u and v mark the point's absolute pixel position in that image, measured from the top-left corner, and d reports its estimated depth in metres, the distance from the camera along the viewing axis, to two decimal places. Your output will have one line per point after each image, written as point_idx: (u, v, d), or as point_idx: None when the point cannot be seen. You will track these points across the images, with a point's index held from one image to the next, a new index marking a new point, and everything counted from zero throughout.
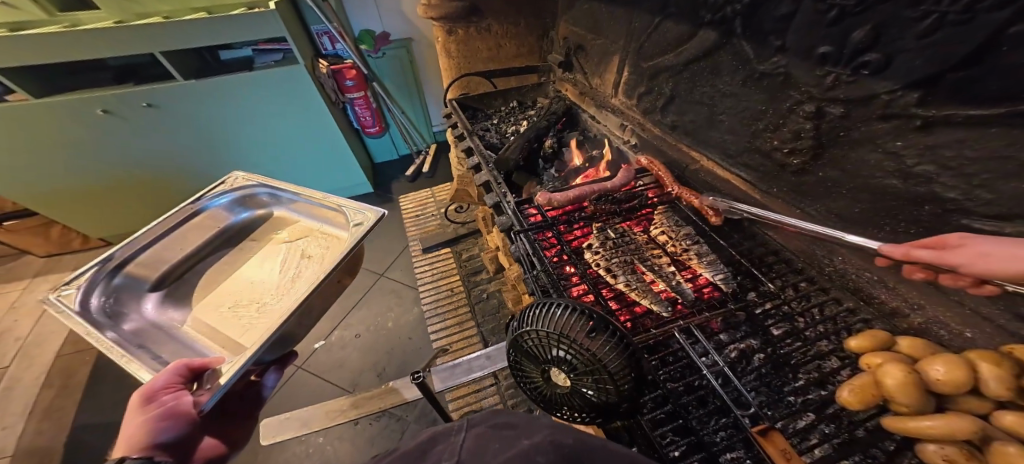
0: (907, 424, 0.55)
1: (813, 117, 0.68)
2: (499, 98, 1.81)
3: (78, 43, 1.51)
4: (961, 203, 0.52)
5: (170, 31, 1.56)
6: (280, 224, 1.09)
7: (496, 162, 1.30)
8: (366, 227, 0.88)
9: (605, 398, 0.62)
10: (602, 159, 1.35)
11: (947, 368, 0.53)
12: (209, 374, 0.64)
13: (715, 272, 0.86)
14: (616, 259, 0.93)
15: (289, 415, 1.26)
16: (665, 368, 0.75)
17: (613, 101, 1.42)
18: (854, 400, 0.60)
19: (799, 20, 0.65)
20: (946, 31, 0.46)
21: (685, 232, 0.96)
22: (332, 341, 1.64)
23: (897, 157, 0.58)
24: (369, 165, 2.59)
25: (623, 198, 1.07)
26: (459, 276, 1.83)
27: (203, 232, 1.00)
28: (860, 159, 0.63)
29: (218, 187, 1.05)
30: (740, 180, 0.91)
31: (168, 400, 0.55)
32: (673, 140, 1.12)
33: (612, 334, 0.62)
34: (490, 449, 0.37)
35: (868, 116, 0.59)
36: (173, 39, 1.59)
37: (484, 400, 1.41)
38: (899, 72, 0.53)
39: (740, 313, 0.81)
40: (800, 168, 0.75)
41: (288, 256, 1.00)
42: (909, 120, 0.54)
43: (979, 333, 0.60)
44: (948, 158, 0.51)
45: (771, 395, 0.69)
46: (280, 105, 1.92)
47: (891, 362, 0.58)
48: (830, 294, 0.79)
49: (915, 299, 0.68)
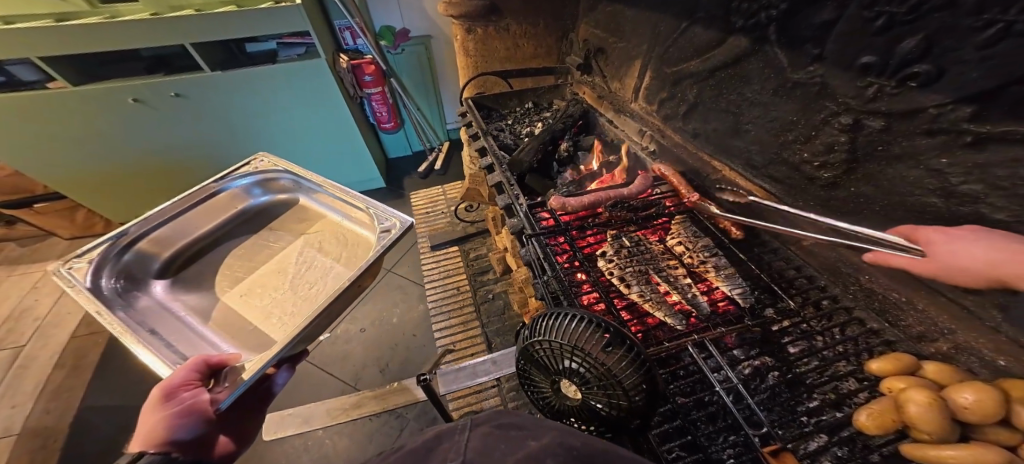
0: (926, 451, 0.52)
1: (849, 129, 0.65)
2: (514, 98, 1.79)
3: (113, 33, 1.53)
4: (1010, 225, 0.49)
5: (201, 23, 1.58)
6: (299, 213, 1.09)
7: (510, 163, 1.29)
8: (393, 236, 0.88)
9: (615, 413, 0.60)
10: (618, 164, 1.32)
11: (976, 395, 0.50)
12: (227, 372, 0.65)
13: (733, 286, 0.83)
14: (631, 268, 0.90)
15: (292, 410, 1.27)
16: (676, 382, 0.73)
17: (632, 106, 1.40)
18: (871, 424, 0.58)
19: (841, 28, 0.63)
20: (1010, 42, 0.43)
21: (703, 243, 0.93)
22: (337, 334, 1.64)
23: (940, 175, 0.55)
24: (383, 160, 2.60)
25: (639, 206, 1.03)
26: (466, 275, 1.82)
27: (222, 212, 1.02)
28: (898, 175, 0.61)
29: (241, 168, 1.06)
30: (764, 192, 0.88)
31: (186, 398, 0.57)
32: (693, 148, 1.09)
33: (628, 349, 0.59)
34: (498, 450, 0.37)
35: (912, 130, 0.57)
36: (205, 32, 1.61)
37: (485, 401, 1.40)
38: (950, 85, 0.50)
39: (757, 330, 0.77)
40: (831, 182, 0.73)
41: (305, 248, 1.00)
42: (959, 136, 0.51)
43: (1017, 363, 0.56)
44: (998, 178, 0.49)
45: (783, 414, 0.66)
46: (298, 98, 1.93)
47: (916, 387, 0.56)
48: (853, 314, 0.75)
49: (946, 324, 0.63)
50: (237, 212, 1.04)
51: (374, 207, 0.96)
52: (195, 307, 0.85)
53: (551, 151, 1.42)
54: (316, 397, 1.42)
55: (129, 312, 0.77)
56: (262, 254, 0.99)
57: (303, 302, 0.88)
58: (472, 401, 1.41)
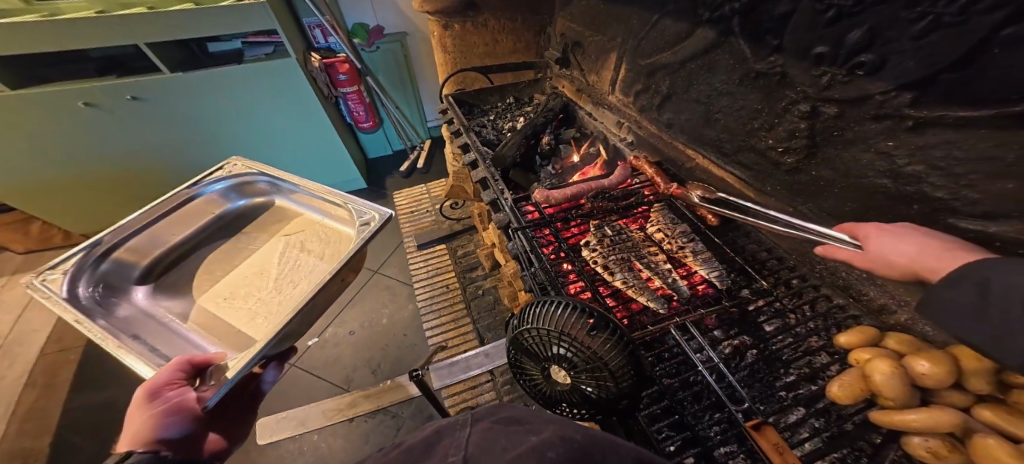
0: (892, 417, 0.57)
1: (808, 116, 0.69)
2: (495, 93, 1.79)
3: (55, 32, 1.45)
4: (948, 202, 0.54)
5: (152, 21, 1.51)
6: (277, 213, 1.07)
7: (494, 158, 1.29)
8: (373, 228, 0.88)
9: (604, 395, 0.62)
10: (600, 155, 1.35)
11: (932, 362, 0.55)
12: (213, 370, 0.64)
13: (711, 269, 0.86)
14: (614, 256, 0.93)
15: (285, 415, 1.25)
16: (660, 364, 0.76)
17: (610, 98, 1.42)
18: (843, 395, 0.62)
19: (797, 20, 0.66)
20: (940, 33, 0.47)
21: (681, 229, 0.97)
22: (326, 337, 1.63)
23: (888, 157, 0.59)
24: (363, 160, 2.56)
25: (620, 196, 1.06)
26: (455, 273, 1.82)
27: (200, 217, 1.00)
28: (852, 158, 0.65)
29: (214, 173, 1.04)
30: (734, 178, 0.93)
31: (173, 396, 0.55)
32: (668, 138, 1.13)
33: (612, 332, 0.62)
34: (498, 446, 0.35)
35: (862, 116, 0.60)
36: (156, 31, 1.54)
37: (480, 396, 1.42)
38: (893, 73, 0.54)
39: (735, 311, 0.81)
40: (794, 167, 0.77)
41: (286, 249, 0.98)
42: (901, 121, 0.55)
43: None
44: (937, 158, 0.53)
45: (763, 390, 0.70)
46: (267, 98, 1.88)
47: (879, 356, 0.61)
48: (820, 291, 0.80)
49: (903, 296, 0.68)
50: (215, 217, 1.03)
51: (352, 202, 0.96)
52: (179, 313, 0.83)
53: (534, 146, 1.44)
54: (307, 399, 1.42)
55: (110, 319, 0.75)
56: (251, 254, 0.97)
57: (289, 301, 0.87)
58: (466, 397, 1.43)
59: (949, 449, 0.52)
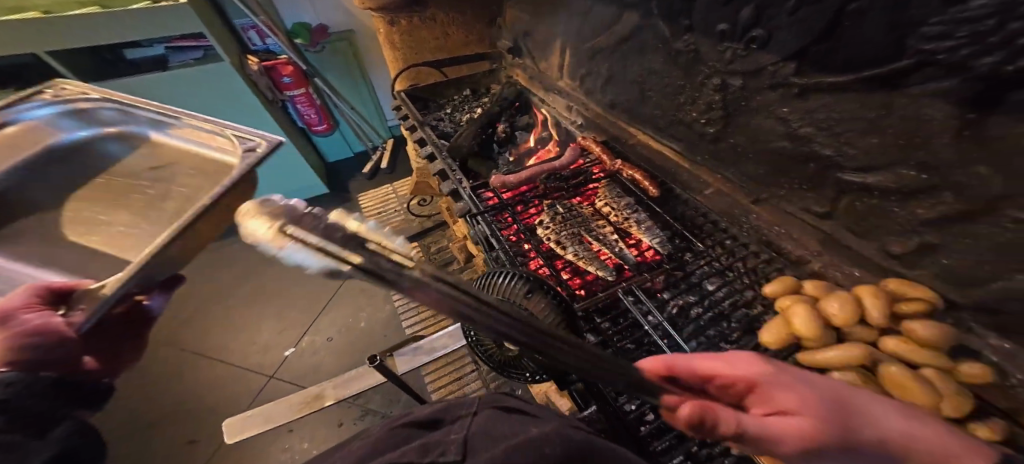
0: (816, 357, 0.62)
1: (720, 89, 0.75)
2: (450, 87, 1.79)
3: None
4: (835, 158, 0.61)
5: (58, 30, 1.43)
6: (134, 152, 0.66)
7: (449, 150, 1.31)
8: (255, 153, 0.56)
9: (551, 357, 0.66)
10: (552, 138, 1.40)
11: (840, 302, 0.62)
12: (84, 294, 0.41)
13: (653, 237, 0.92)
14: (566, 232, 0.97)
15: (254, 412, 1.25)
16: (615, 327, 0.79)
17: (560, 83, 1.45)
18: (773, 340, 0.67)
19: (702, 2, 0.71)
20: (808, 8, 0.53)
21: (626, 202, 1.02)
22: (302, 347, 1.61)
23: (785, 121, 0.66)
24: (322, 165, 2.48)
25: (570, 175, 1.13)
26: (430, 269, 1.83)
27: (6, 153, 0.59)
28: (759, 124, 0.71)
29: (30, 99, 0.65)
30: (673, 151, 1.00)
31: (23, 320, 0.36)
32: (613, 117, 1.18)
33: (550, 296, 0.66)
34: (500, 428, 0.32)
35: (760, 86, 0.67)
36: (60, 37, 1.45)
37: (466, 386, 1.44)
38: (779, 46, 0.60)
39: (677, 272, 0.86)
40: (716, 136, 0.83)
41: (147, 189, 0.61)
42: (790, 89, 0.62)
43: (866, 271, 0.66)
44: (821, 119, 0.60)
45: (709, 343, 0.74)
46: (197, 102, 1.78)
47: (795, 300, 0.68)
48: (750, 248, 0.83)
49: (815, 247, 0.73)
50: (37, 151, 0.61)
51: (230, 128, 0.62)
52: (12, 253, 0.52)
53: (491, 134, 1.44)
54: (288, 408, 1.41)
55: None
56: (111, 192, 0.61)
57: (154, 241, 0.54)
58: (453, 388, 1.45)
59: (865, 381, 0.57)
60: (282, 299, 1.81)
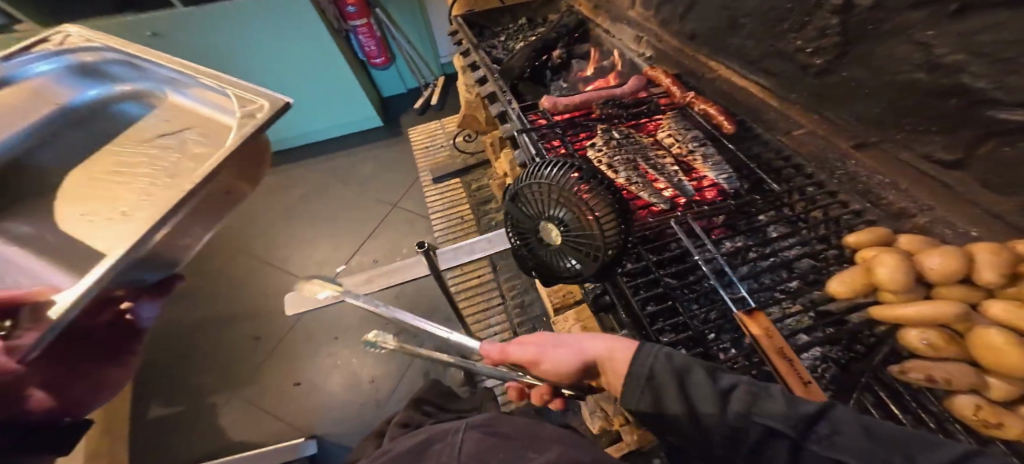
0: (895, 311, 0.54)
1: (841, 10, 0.65)
2: (508, 15, 1.70)
3: None
4: (987, 92, 0.51)
5: None
6: (167, 114, 0.80)
7: (501, 71, 1.27)
8: (259, 119, 0.63)
9: (596, 259, 0.60)
10: (615, 69, 1.29)
11: (944, 258, 0.53)
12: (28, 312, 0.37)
13: (719, 173, 0.87)
14: (619, 157, 0.94)
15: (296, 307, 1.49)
16: (661, 256, 0.74)
17: (631, 14, 1.34)
18: (842, 289, 0.61)
19: None
20: None
21: (692, 136, 0.96)
22: (351, 264, 1.75)
23: (927, 47, 0.56)
24: (376, 97, 2.53)
25: (631, 103, 1.07)
26: (470, 206, 1.86)
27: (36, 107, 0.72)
28: (889, 51, 0.61)
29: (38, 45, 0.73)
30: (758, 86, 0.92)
31: None
32: (692, 50, 1.09)
33: (600, 182, 0.61)
34: (493, 456, 0.40)
35: (904, 2, 0.56)
36: None
37: (492, 320, 1.50)
38: None
39: (739, 213, 0.81)
40: (823, 68, 0.74)
41: (168, 151, 0.74)
42: (945, 5, 0.51)
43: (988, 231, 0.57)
44: (981, 44, 0.49)
45: (762, 286, 0.69)
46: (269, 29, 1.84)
47: (886, 252, 0.58)
48: (837, 198, 0.76)
49: (926, 200, 0.64)
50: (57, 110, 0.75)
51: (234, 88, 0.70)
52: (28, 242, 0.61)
53: (544, 60, 1.37)
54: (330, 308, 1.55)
55: None
56: (153, 150, 0.74)
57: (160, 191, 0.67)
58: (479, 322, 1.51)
59: (945, 341, 0.49)
60: (334, 221, 1.94)
